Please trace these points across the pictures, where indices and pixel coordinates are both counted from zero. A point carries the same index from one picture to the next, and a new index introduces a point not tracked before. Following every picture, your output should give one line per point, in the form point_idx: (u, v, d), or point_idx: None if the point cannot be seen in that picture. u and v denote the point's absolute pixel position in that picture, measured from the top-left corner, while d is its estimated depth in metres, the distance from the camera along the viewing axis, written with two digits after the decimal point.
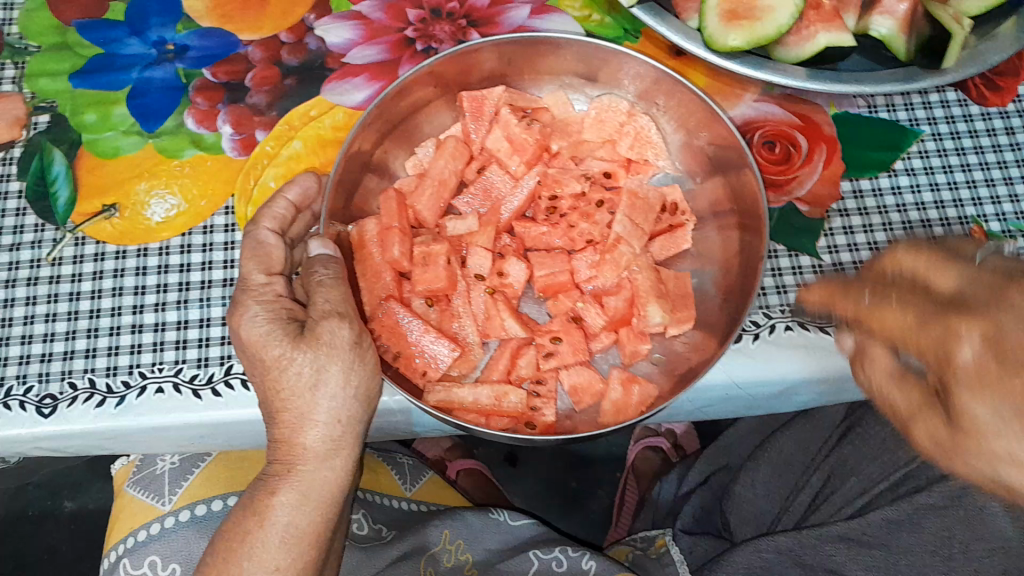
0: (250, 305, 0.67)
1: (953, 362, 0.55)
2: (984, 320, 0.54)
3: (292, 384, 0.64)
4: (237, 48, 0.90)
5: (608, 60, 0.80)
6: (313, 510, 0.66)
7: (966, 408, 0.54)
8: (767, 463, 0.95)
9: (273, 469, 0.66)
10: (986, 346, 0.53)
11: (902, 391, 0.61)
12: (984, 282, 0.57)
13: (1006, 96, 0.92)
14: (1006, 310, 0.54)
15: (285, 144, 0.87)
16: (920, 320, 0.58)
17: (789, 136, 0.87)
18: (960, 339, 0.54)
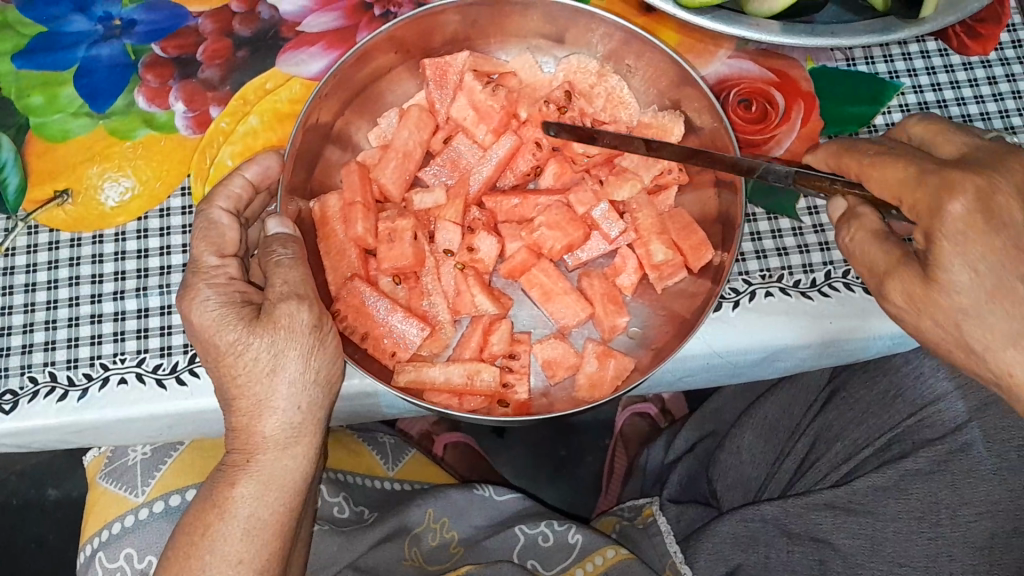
0: (202, 289, 0.64)
1: (940, 212, 0.57)
2: (980, 177, 0.57)
3: (247, 369, 0.62)
4: (187, 21, 0.86)
5: (573, 18, 0.76)
6: (276, 498, 0.64)
7: (940, 256, 0.57)
8: (751, 428, 0.93)
9: (234, 461, 0.64)
10: (979, 203, 0.56)
11: (880, 249, 0.62)
12: (989, 150, 0.61)
13: (988, 44, 0.89)
14: (1000, 172, 0.58)
15: (241, 120, 0.83)
16: (919, 171, 0.59)
17: (765, 94, 0.84)
18: (955, 190, 0.56)
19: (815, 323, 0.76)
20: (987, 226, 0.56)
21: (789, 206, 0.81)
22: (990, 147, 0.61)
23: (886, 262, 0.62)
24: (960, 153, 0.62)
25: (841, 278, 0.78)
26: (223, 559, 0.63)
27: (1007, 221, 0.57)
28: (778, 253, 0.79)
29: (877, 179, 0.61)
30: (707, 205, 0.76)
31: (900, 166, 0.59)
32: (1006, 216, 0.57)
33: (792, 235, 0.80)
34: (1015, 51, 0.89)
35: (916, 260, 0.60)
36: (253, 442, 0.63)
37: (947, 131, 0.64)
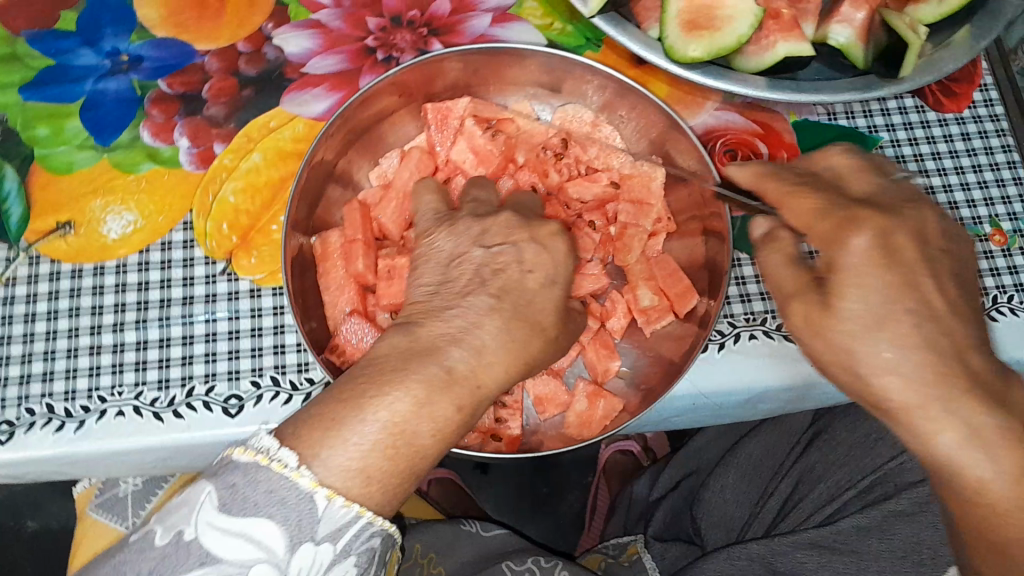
0: (523, 237, 0.61)
1: (847, 243, 0.57)
2: (882, 218, 0.58)
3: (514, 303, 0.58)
4: (194, 59, 0.89)
5: (570, 70, 0.79)
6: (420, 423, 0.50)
7: (844, 289, 0.57)
8: (735, 468, 0.97)
9: (435, 341, 0.54)
10: (879, 241, 0.57)
11: (790, 272, 0.61)
12: (890, 197, 0.62)
13: (961, 101, 0.93)
14: (897, 218, 0.59)
15: (244, 157, 0.85)
16: (836, 202, 0.60)
17: (750, 145, 0.87)
18: (858, 227, 0.57)
19: (797, 365, 0.79)
20: (885, 263, 0.57)
21: None
22: (896, 189, 0.62)
23: (794, 287, 0.60)
24: (867, 192, 0.62)
25: None
26: (369, 447, 0.48)
27: (915, 267, 0.57)
28: (761, 296, 0.82)
29: (789, 205, 0.61)
30: (694, 252, 0.80)
31: (813, 196, 0.60)
32: (904, 256, 0.57)
33: None
34: (987, 110, 0.93)
35: (818, 288, 0.59)
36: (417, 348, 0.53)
37: (859, 169, 0.64)
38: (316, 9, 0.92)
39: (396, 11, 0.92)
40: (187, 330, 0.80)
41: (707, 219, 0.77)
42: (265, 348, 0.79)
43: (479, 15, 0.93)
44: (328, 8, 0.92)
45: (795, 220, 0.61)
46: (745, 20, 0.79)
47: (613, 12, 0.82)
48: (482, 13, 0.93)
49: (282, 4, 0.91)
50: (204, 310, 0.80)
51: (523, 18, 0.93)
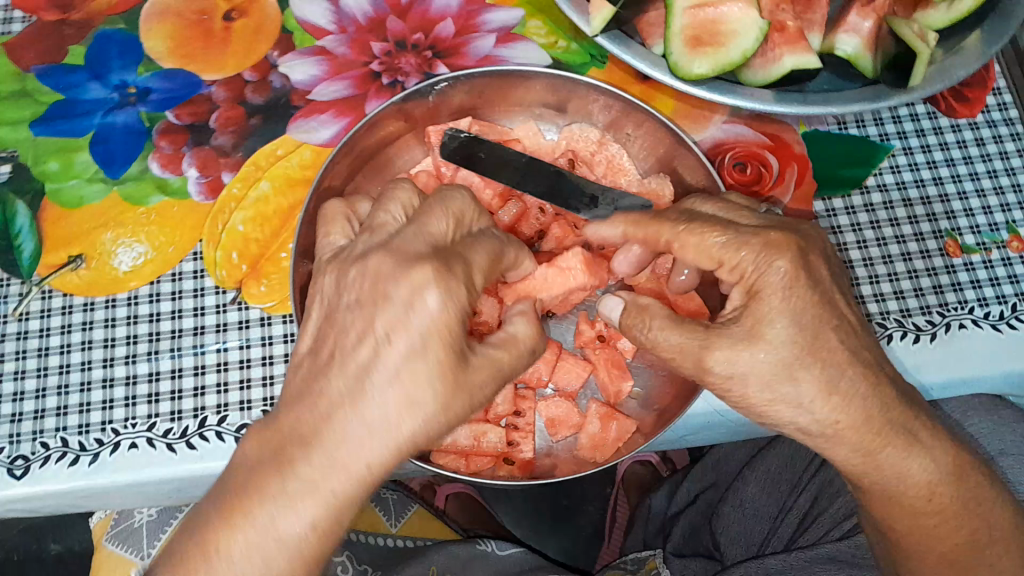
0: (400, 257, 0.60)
1: (769, 270, 0.62)
2: (792, 241, 0.63)
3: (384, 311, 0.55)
4: (200, 88, 0.89)
5: (575, 89, 0.80)
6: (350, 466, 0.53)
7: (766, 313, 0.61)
8: (755, 481, 0.96)
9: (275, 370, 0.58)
10: (798, 264, 0.62)
11: (680, 330, 0.63)
12: (779, 222, 0.67)
13: (974, 107, 0.92)
14: (801, 237, 0.64)
15: (253, 186, 0.85)
16: (741, 234, 0.64)
17: (759, 157, 0.86)
18: (778, 253, 0.62)
19: None
20: (806, 278, 0.62)
21: None
22: (779, 217, 0.68)
23: (694, 342, 0.62)
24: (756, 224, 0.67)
25: None
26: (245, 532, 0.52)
27: (821, 279, 0.63)
28: None
29: (698, 245, 0.65)
30: None
31: (721, 234, 0.64)
32: (818, 273, 0.63)
33: None
34: (1001, 114, 0.91)
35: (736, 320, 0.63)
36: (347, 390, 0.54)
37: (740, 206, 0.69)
38: (321, 36, 0.92)
39: (400, 35, 0.93)
40: (198, 360, 0.80)
41: None
42: (276, 376, 0.79)
43: (483, 35, 0.93)
44: (334, 35, 0.92)
45: (711, 257, 0.65)
46: (750, 35, 0.78)
47: (617, 30, 0.82)
48: (486, 34, 0.93)
49: (288, 32, 0.92)
50: (215, 339, 0.81)
51: (527, 37, 0.93)
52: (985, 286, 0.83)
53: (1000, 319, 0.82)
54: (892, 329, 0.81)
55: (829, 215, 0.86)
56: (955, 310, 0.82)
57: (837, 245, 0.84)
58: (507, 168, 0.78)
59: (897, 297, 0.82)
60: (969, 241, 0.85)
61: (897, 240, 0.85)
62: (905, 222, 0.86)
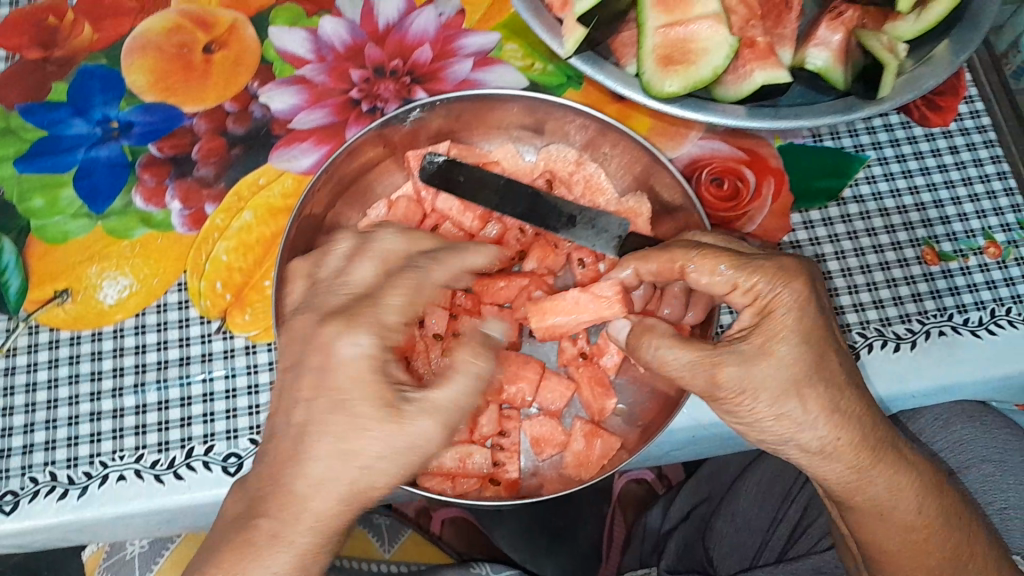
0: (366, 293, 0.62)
1: (777, 296, 0.67)
2: (797, 272, 0.68)
3: (353, 377, 0.57)
4: (182, 121, 0.91)
5: (552, 110, 0.81)
6: (313, 522, 0.56)
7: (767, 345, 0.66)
8: (746, 495, 0.97)
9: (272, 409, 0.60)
10: (807, 291, 0.68)
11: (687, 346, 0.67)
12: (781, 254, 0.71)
13: (947, 115, 0.93)
14: (807, 267, 0.69)
15: (235, 216, 0.86)
16: (752, 263, 0.68)
17: (736, 172, 0.87)
18: (787, 285, 0.67)
19: None
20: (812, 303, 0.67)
21: None
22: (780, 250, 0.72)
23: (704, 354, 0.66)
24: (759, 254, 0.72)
25: None
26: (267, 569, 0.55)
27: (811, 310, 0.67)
28: None
29: (707, 268, 0.69)
30: None
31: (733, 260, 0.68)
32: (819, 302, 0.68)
33: None
34: (973, 121, 0.93)
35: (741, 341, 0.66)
36: (301, 444, 0.56)
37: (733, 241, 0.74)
38: (301, 65, 0.93)
39: (379, 62, 0.94)
40: (184, 391, 0.80)
41: None
42: (263, 405, 0.80)
43: (460, 60, 0.94)
44: (313, 64, 0.93)
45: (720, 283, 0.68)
46: (719, 53, 0.79)
47: (591, 52, 0.83)
48: (463, 59, 0.94)
49: (268, 63, 0.94)
50: (200, 370, 0.81)
51: (504, 60, 0.94)
52: (963, 292, 0.84)
53: (978, 325, 0.82)
54: (872, 337, 0.81)
55: (806, 227, 0.87)
56: (934, 317, 0.83)
57: (815, 256, 0.85)
58: (486, 190, 0.80)
59: (876, 305, 0.83)
60: (946, 249, 0.86)
61: (875, 249, 0.86)
62: (882, 231, 0.87)
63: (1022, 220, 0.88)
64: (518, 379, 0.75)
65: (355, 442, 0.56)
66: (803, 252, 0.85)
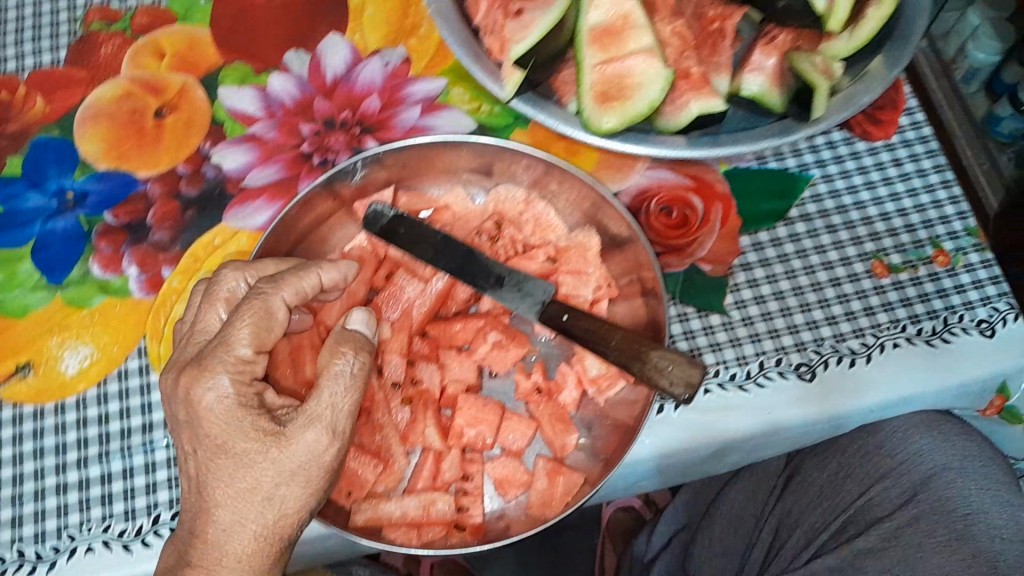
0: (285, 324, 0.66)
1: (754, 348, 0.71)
2: None
3: (220, 419, 0.63)
4: (136, 187, 0.92)
5: (497, 153, 0.82)
6: (236, 560, 0.63)
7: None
8: (722, 520, 0.96)
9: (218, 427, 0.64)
10: None
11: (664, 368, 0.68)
12: None
13: (888, 129, 0.94)
14: None
15: (192, 277, 0.87)
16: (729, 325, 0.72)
17: (684, 200, 0.88)
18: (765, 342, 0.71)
19: (753, 415, 0.80)
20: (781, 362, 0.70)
21: (718, 303, 0.85)
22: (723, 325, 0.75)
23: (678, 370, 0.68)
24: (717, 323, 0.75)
25: (775, 367, 0.81)
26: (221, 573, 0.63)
27: None
28: (711, 349, 0.83)
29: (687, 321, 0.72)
30: (638, 313, 0.81)
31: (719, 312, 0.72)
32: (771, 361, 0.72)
33: (723, 330, 0.84)
34: (916, 132, 0.94)
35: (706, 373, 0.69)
36: (203, 490, 0.64)
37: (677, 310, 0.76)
38: (251, 123, 0.95)
39: (327, 115, 0.95)
40: (149, 458, 0.80)
41: (642, 277, 0.80)
42: None
43: (408, 107, 0.96)
44: (262, 122, 0.95)
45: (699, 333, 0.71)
46: (655, 86, 0.82)
47: (530, 93, 0.85)
48: (411, 106, 0.96)
49: (218, 123, 0.95)
50: (163, 435, 0.81)
51: (451, 105, 0.96)
52: (915, 303, 0.84)
53: (932, 334, 0.82)
54: (826, 355, 0.82)
55: (756, 249, 0.88)
56: (887, 330, 0.83)
57: (766, 277, 0.86)
58: (426, 243, 0.81)
59: (829, 322, 0.84)
60: (896, 261, 0.87)
61: (824, 266, 0.87)
62: (831, 247, 0.88)
63: (970, 227, 0.88)
64: (478, 423, 0.76)
65: (248, 477, 0.62)
66: (754, 274, 0.86)
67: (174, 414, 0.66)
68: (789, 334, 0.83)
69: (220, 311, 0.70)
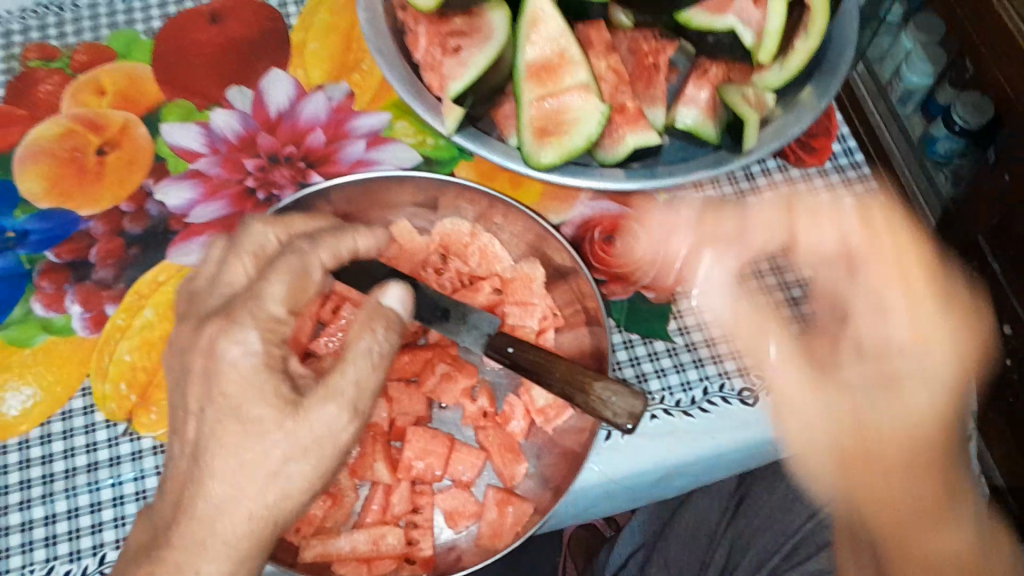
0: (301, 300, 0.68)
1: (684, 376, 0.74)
2: None
3: (240, 377, 0.62)
4: (78, 225, 0.92)
5: (440, 186, 0.83)
6: (221, 544, 0.61)
7: None
8: (676, 539, 0.97)
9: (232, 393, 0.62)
10: None
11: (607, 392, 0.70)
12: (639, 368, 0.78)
13: (821, 155, 0.97)
14: None
15: (136, 314, 0.87)
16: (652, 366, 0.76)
17: (626, 229, 0.90)
18: None
19: (701, 439, 0.82)
20: None
21: (661, 329, 0.87)
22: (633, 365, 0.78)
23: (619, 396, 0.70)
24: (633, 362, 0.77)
25: (718, 392, 0.84)
26: None
27: None
28: (656, 375, 0.85)
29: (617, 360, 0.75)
30: (583, 343, 0.83)
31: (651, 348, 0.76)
32: None
33: (667, 356, 0.86)
34: (847, 159, 0.97)
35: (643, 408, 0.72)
36: (200, 458, 0.62)
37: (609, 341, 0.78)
38: (194, 159, 0.95)
39: (272, 150, 0.96)
40: (94, 497, 0.79)
41: (585, 307, 0.81)
42: None
43: (354, 141, 0.97)
44: (206, 158, 0.95)
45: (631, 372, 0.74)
46: (592, 120, 0.84)
47: (472, 128, 0.86)
48: (356, 140, 0.97)
49: (161, 159, 0.95)
50: (109, 475, 0.80)
51: (396, 139, 0.97)
52: None
53: None
54: None
55: None
56: None
57: (708, 303, 0.89)
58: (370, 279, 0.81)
59: None
60: None
61: (764, 291, 0.89)
62: (769, 273, 0.91)
63: None
64: (427, 455, 0.77)
65: (258, 448, 0.61)
66: (696, 301, 0.89)
67: (185, 367, 0.65)
68: (731, 358, 0.86)
69: (245, 263, 0.70)
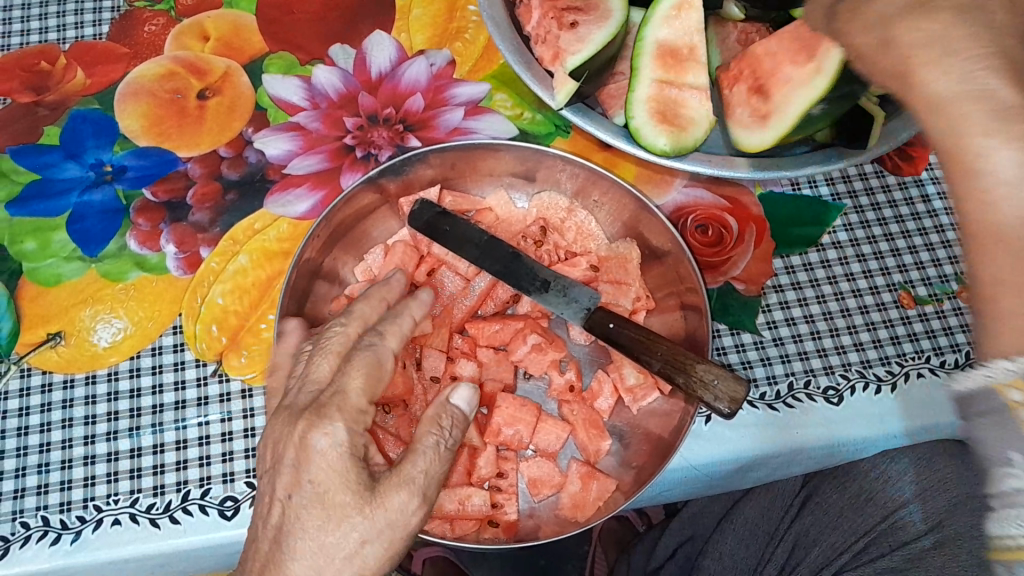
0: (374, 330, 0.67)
1: None
2: None
3: (329, 469, 0.59)
4: (176, 166, 0.92)
5: (543, 158, 0.83)
6: None
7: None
8: (733, 534, 0.95)
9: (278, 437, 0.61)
10: None
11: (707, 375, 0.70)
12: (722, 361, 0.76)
13: (919, 164, 0.97)
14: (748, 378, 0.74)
15: (230, 260, 0.87)
16: None
17: (720, 219, 0.90)
18: None
19: (787, 434, 0.82)
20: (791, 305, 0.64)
21: (749, 322, 0.87)
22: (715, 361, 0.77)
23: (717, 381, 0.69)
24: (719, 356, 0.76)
25: (803, 389, 0.84)
26: None
27: None
28: (743, 366, 0.85)
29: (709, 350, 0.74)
30: (673, 326, 0.83)
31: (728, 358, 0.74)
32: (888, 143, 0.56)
33: (755, 349, 0.86)
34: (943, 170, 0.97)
35: None
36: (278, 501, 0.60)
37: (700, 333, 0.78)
38: (294, 112, 0.95)
39: (371, 110, 0.96)
40: (180, 435, 0.80)
41: (683, 296, 0.81)
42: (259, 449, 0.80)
43: (452, 109, 0.96)
44: (306, 112, 0.95)
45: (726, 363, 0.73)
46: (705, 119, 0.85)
47: (580, 104, 0.86)
48: (455, 107, 0.96)
49: (262, 109, 0.95)
50: (196, 413, 0.81)
51: (494, 110, 0.97)
52: (939, 334, 0.87)
53: (955, 366, 0.86)
54: (853, 380, 0.84)
55: (787, 272, 0.90)
56: (912, 360, 0.86)
57: (797, 300, 0.89)
58: (467, 243, 0.80)
59: (857, 348, 0.86)
60: (922, 293, 0.90)
61: (854, 293, 0.89)
62: (860, 275, 0.90)
63: None
64: (516, 422, 0.76)
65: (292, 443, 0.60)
66: (786, 296, 0.89)
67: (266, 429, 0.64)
68: (819, 356, 0.86)
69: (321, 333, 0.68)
